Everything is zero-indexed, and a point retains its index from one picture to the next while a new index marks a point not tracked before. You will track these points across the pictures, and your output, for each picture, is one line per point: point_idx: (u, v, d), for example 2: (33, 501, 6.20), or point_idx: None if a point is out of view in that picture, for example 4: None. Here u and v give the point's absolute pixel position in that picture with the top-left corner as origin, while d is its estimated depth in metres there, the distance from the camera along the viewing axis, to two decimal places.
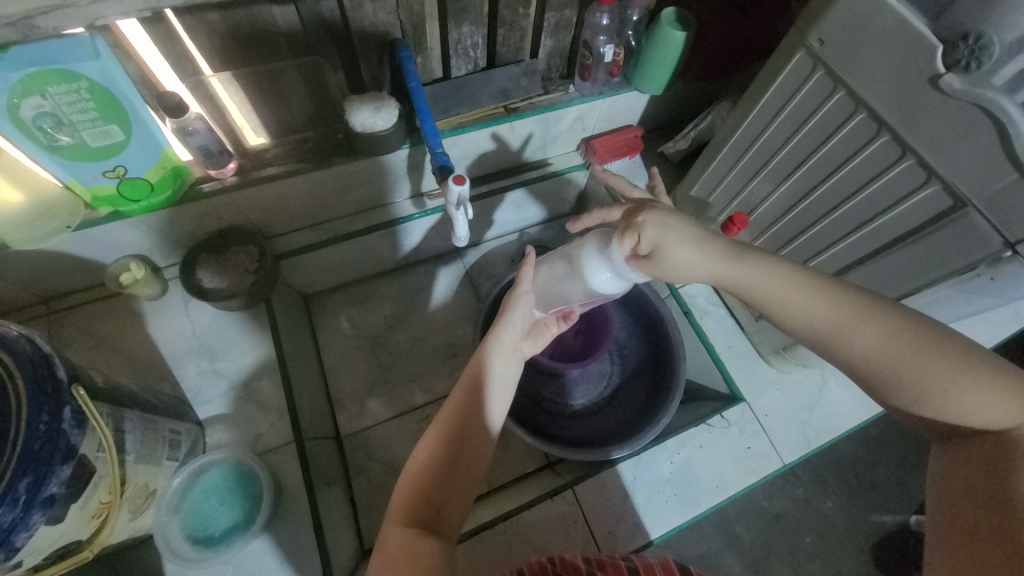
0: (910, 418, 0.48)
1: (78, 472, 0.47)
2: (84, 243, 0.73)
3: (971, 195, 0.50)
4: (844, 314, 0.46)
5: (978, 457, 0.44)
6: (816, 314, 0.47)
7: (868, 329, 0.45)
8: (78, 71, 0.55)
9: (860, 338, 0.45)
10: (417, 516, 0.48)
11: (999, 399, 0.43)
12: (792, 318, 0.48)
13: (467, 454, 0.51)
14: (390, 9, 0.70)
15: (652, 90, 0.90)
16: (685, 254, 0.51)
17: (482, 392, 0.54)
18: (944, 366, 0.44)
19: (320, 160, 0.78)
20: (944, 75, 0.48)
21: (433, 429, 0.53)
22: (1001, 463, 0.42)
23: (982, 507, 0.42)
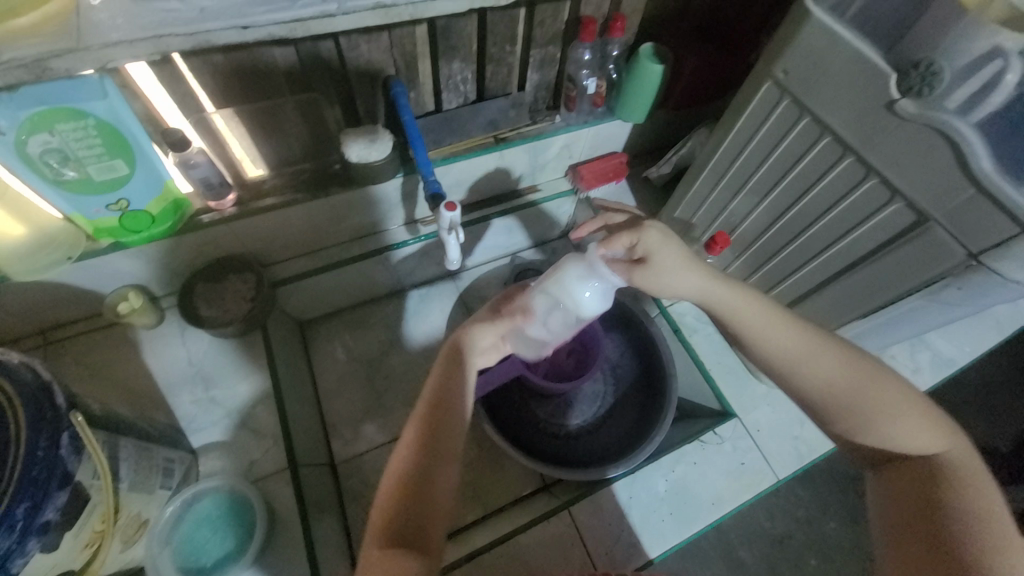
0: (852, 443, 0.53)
1: (73, 500, 0.47)
2: (84, 274, 0.74)
3: (931, 210, 0.53)
4: (807, 345, 0.53)
5: (912, 476, 0.49)
6: (786, 343, 0.53)
7: (831, 358, 0.52)
8: (85, 109, 0.58)
9: (822, 367, 0.52)
10: (397, 534, 0.47)
11: (926, 429, 0.50)
12: (762, 348, 0.54)
13: (440, 465, 0.52)
14: (384, 49, 0.74)
15: (635, 118, 0.94)
16: (677, 267, 0.58)
17: (450, 404, 0.55)
18: (886, 396, 0.50)
19: (317, 189, 0.81)
20: (899, 101, 0.52)
21: (404, 447, 0.53)
22: (934, 482, 0.47)
23: (921, 518, 0.46)
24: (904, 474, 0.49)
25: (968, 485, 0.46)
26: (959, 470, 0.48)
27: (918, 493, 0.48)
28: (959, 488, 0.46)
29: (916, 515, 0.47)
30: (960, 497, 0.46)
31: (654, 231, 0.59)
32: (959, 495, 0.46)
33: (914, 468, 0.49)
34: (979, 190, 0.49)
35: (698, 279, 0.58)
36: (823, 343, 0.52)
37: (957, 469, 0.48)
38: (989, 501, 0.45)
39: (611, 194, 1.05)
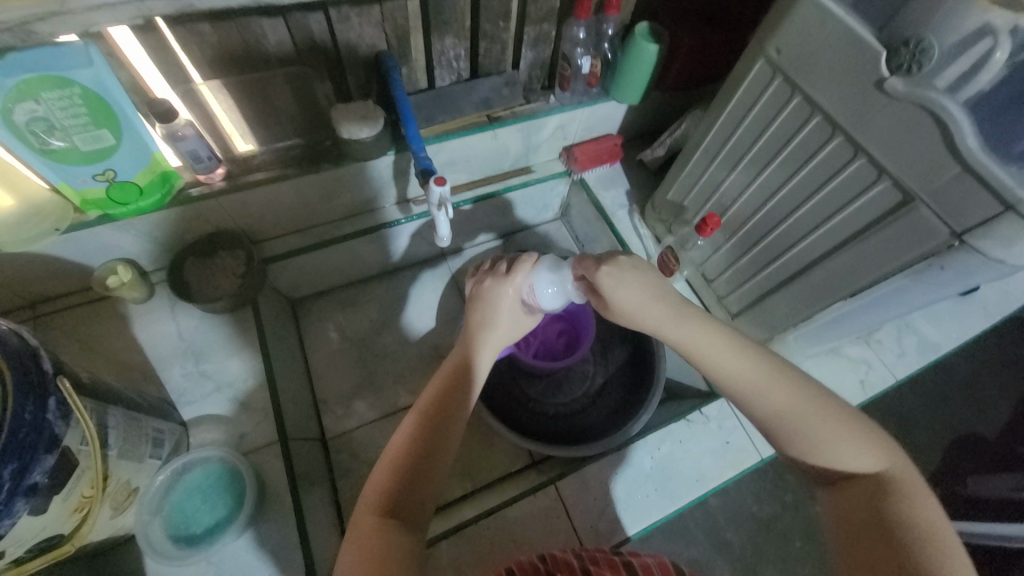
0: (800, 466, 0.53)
1: (62, 463, 0.48)
2: (73, 247, 0.74)
3: (918, 189, 0.53)
4: (758, 371, 0.54)
5: (859, 495, 0.49)
6: (734, 366, 0.54)
7: (778, 382, 0.53)
8: (71, 77, 0.57)
9: (768, 390, 0.53)
10: (391, 506, 0.49)
11: (868, 449, 0.50)
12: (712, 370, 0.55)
13: (444, 443, 0.54)
14: (376, 22, 0.73)
15: (630, 100, 0.94)
16: (636, 293, 0.59)
17: (465, 379, 0.59)
18: (829, 419, 0.51)
19: (308, 165, 0.80)
20: (889, 78, 0.52)
21: (412, 415, 0.56)
22: (880, 500, 0.47)
23: (880, 537, 0.45)
24: (853, 492, 0.49)
25: (913, 499, 0.46)
26: (902, 487, 0.48)
27: (870, 513, 0.47)
28: (904, 501, 0.46)
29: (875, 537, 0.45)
30: (912, 513, 0.45)
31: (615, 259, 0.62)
32: (906, 512, 0.45)
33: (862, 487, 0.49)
34: (964, 168, 0.49)
35: (659, 302, 0.59)
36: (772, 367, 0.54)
37: (900, 486, 0.48)
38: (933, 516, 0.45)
39: (605, 177, 1.05)
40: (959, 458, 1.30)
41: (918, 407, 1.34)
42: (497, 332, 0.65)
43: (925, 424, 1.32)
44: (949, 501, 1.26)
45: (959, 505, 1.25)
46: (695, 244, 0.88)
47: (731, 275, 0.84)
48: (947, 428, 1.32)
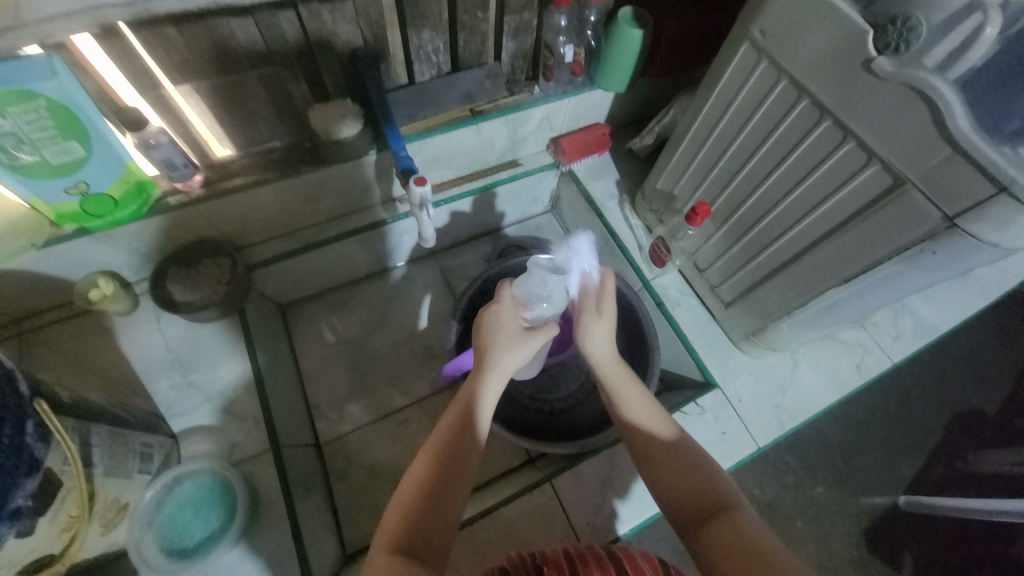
0: (666, 503, 0.55)
1: (45, 485, 0.47)
2: (52, 262, 0.73)
3: (909, 172, 0.52)
4: (655, 421, 0.61)
5: (722, 530, 0.50)
6: (641, 413, 0.62)
7: (671, 434, 0.60)
8: (34, 89, 0.55)
9: (662, 438, 0.59)
10: (405, 543, 0.49)
11: (728, 491, 0.54)
12: (625, 412, 0.62)
13: (458, 481, 0.53)
14: (350, 18, 0.70)
15: (617, 87, 0.92)
16: (601, 336, 0.67)
17: (472, 409, 0.57)
18: (698, 462, 0.57)
19: (287, 168, 0.79)
20: (877, 58, 0.50)
21: (423, 454, 0.55)
22: (738, 530, 0.49)
23: (744, 562, 0.46)
24: (716, 527, 0.50)
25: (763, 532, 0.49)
26: (750, 519, 0.50)
27: (734, 540, 0.48)
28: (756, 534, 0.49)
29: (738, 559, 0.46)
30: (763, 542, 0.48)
31: (615, 288, 0.69)
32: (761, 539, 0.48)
33: (723, 521, 0.50)
34: (956, 149, 0.47)
35: (612, 355, 0.67)
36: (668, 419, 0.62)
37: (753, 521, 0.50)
38: (770, 540, 0.48)
39: (594, 167, 1.04)
40: (962, 434, 1.29)
41: (916, 385, 1.33)
42: (507, 358, 0.61)
43: (922, 402, 1.32)
44: (953, 479, 1.24)
45: (962, 481, 1.24)
46: (686, 234, 0.87)
47: (723, 264, 0.83)
48: (946, 404, 1.32)
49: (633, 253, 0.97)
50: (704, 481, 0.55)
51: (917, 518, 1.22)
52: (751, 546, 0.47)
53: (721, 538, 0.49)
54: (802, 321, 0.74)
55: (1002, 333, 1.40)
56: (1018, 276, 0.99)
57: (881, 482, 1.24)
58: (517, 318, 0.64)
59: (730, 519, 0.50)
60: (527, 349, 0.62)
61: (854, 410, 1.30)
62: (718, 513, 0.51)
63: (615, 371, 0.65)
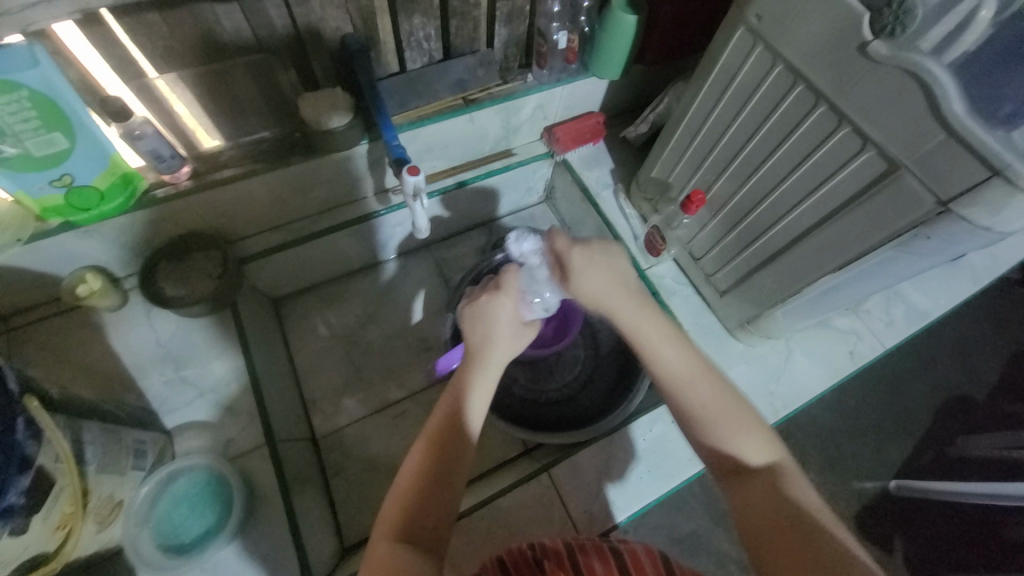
0: (703, 451, 0.56)
1: (38, 483, 0.47)
2: (38, 258, 0.72)
3: (903, 157, 0.52)
4: (691, 367, 0.56)
5: (760, 487, 0.51)
6: (671, 360, 0.57)
7: (708, 382, 0.56)
8: (17, 80, 0.54)
9: (696, 387, 0.55)
10: (407, 531, 0.49)
11: (765, 443, 0.54)
12: (654, 357, 0.57)
13: (457, 466, 0.53)
14: (338, 4, 0.69)
15: (610, 75, 0.91)
16: (596, 280, 0.60)
17: (466, 395, 0.57)
18: (738, 415, 0.55)
19: (277, 159, 0.77)
20: (873, 42, 0.50)
21: (419, 443, 0.55)
22: (774, 488, 0.50)
23: (780, 521, 0.47)
24: (756, 485, 0.51)
25: (799, 487, 0.50)
26: (788, 474, 0.51)
27: (770, 498, 0.49)
28: (793, 490, 0.50)
29: (774, 514, 0.48)
30: (801, 500, 0.49)
31: (568, 242, 0.63)
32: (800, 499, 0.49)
33: (762, 478, 0.51)
34: (949, 134, 0.47)
35: (622, 294, 0.60)
36: (703, 365, 0.57)
37: (789, 475, 0.51)
38: (807, 499, 0.49)
39: (588, 157, 1.03)
40: (953, 418, 1.31)
41: (908, 371, 1.35)
42: (500, 343, 0.60)
43: (914, 387, 1.34)
44: (944, 462, 1.27)
45: (953, 465, 1.27)
46: (681, 222, 0.87)
47: (718, 252, 0.83)
48: (938, 390, 1.34)
49: (629, 243, 0.96)
50: (745, 434, 0.54)
51: (907, 501, 1.24)
52: (787, 502, 0.48)
53: (752, 497, 0.50)
54: (797, 307, 0.74)
55: (993, 319, 1.42)
56: (1009, 262, 1.00)
57: (873, 467, 1.27)
58: (511, 310, 0.63)
59: (767, 476, 0.51)
60: (521, 341, 0.63)
61: (846, 396, 1.31)
62: (756, 470, 0.52)
63: (637, 315, 0.59)
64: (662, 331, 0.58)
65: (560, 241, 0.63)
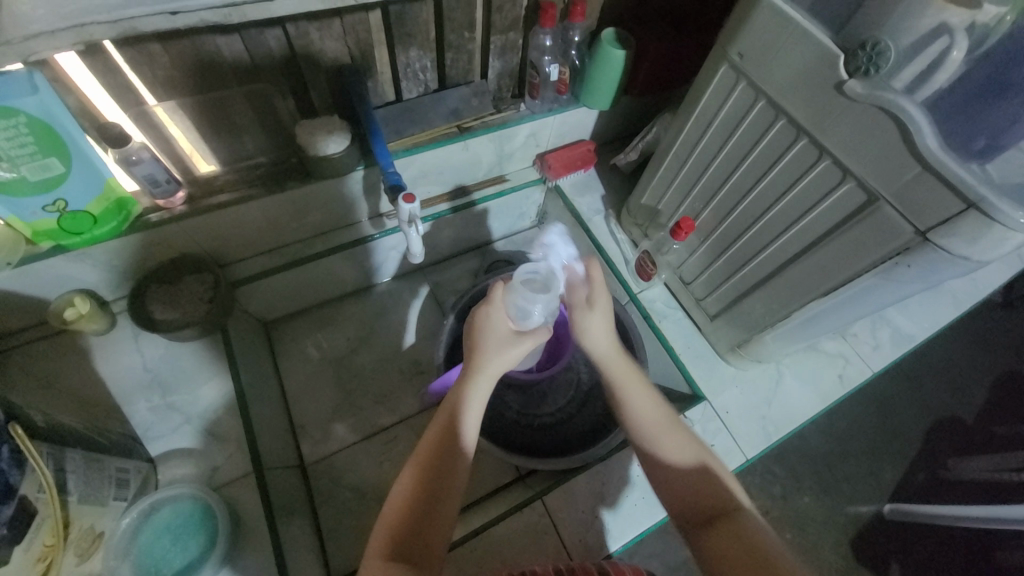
0: (672, 503, 0.57)
1: (17, 515, 0.46)
2: (26, 282, 0.71)
3: (882, 189, 0.53)
4: (662, 420, 0.60)
5: (731, 532, 0.51)
6: (645, 410, 0.61)
7: (678, 434, 0.60)
8: (15, 106, 0.54)
9: (668, 438, 0.59)
10: (399, 550, 0.48)
11: (733, 490, 0.56)
12: (629, 408, 0.61)
13: (451, 486, 0.53)
14: (337, 37, 0.71)
15: (600, 105, 0.94)
16: (601, 327, 0.65)
17: (462, 412, 0.56)
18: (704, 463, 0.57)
19: (272, 184, 0.78)
20: (848, 81, 0.52)
21: (413, 459, 0.54)
22: (742, 535, 0.51)
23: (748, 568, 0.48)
24: (724, 531, 0.52)
25: (767, 533, 0.51)
26: (755, 521, 0.52)
27: (739, 545, 0.50)
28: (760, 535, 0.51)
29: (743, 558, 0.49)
30: (768, 545, 0.50)
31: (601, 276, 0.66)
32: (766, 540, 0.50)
33: (731, 524, 0.52)
34: (924, 167, 0.49)
35: (611, 345, 0.65)
36: (674, 417, 0.61)
37: (756, 521, 0.53)
38: (775, 543, 0.50)
39: (580, 182, 1.05)
40: (943, 441, 1.32)
41: (896, 393, 1.37)
42: (496, 357, 0.59)
43: (904, 409, 1.35)
44: (935, 485, 1.27)
45: (945, 488, 1.27)
46: (671, 247, 0.89)
47: (708, 277, 0.84)
48: (927, 412, 1.35)
49: (620, 267, 0.98)
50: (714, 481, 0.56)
51: (901, 526, 1.23)
52: (755, 549, 0.49)
53: (722, 545, 0.51)
54: (786, 332, 0.75)
55: (976, 341, 1.45)
56: (989, 286, 1.03)
57: (867, 490, 1.26)
58: (506, 321, 0.61)
59: (735, 524, 0.52)
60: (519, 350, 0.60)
61: (837, 418, 1.32)
62: (724, 517, 0.53)
63: (618, 368, 0.64)
64: (638, 385, 0.63)
65: (597, 272, 0.65)
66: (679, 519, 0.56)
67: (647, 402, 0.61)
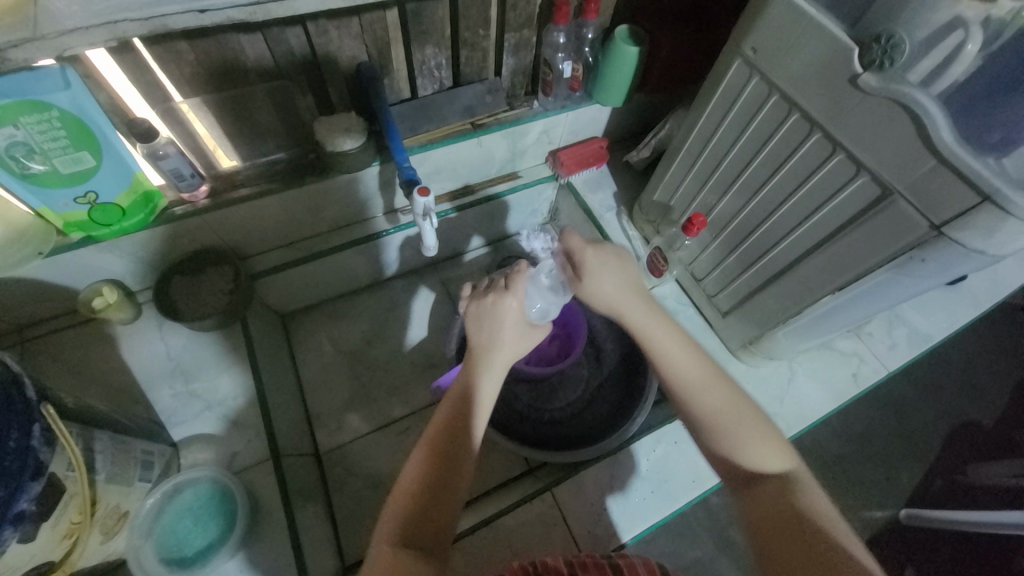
0: (714, 460, 0.57)
1: (49, 489, 0.48)
2: (59, 271, 0.74)
3: (896, 182, 0.53)
4: (704, 368, 0.58)
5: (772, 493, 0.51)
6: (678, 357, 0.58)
7: (719, 386, 0.57)
8: (48, 101, 0.57)
9: (706, 391, 0.57)
10: (408, 535, 0.49)
11: (775, 448, 0.54)
12: (665, 358, 0.59)
13: (458, 469, 0.54)
14: (356, 35, 0.73)
15: (614, 102, 0.94)
16: (613, 278, 0.62)
17: (471, 403, 0.58)
18: (747, 417, 0.56)
19: (291, 179, 0.80)
20: (862, 75, 0.52)
21: (421, 449, 0.55)
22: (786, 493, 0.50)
23: (787, 527, 0.47)
24: (764, 492, 0.51)
25: (812, 494, 0.50)
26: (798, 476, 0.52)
27: (780, 505, 0.49)
28: (802, 496, 0.50)
29: (784, 520, 0.48)
30: (809, 504, 0.49)
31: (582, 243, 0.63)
32: (808, 498, 0.50)
33: (774, 483, 0.51)
34: (939, 161, 0.49)
35: (635, 292, 0.62)
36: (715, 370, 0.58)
37: (801, 482, 0.52)
38: (818, 504, 0.49)
39: (592, 180, 1.06)
40: (962, 445, 1.30)
41: (914, 395, 1.34)
42: (507, 347, 0.62)
43: (921, 412, 1.33)
44: (951, 491, 1.26)
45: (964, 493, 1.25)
46: (683, 243, 0.89)
47: (720, 273, 0.84)
48: (946, 416, 1.33)
49: (631, 263, 0.98)
50: (761, 435, 0.55)
51: (917, 530, 1.21)
52: (802, 512, 0.48)
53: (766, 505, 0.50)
54: (798, 329, 0.75)
55: (996, 343, 1.42)
56: (1009, 286, 1.01)
57: (881, 494, 1.25)
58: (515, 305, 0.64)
59: (782, 486, 0.51)
60: (526, 343, 0.64)
61: (852, 420, 1.30)
62: (765, 477, 0.52)
63: (642, 311, 0.61)
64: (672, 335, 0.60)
65: (576, 241, 0.64)
66: (721, 472, 0.56)
67: (686, 351, 0.59)
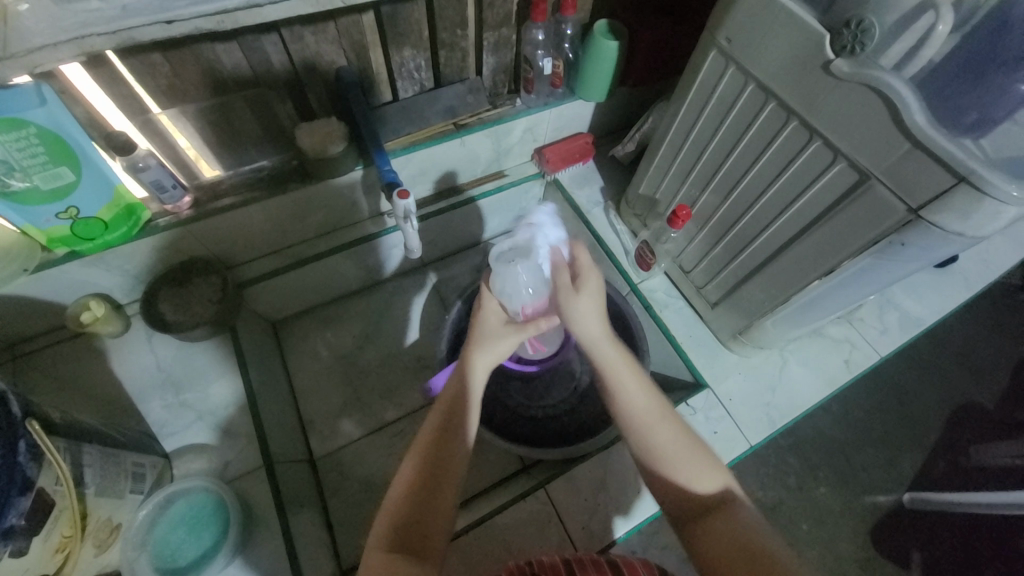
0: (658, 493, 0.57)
1: (38, 505, 0.48)
2: (45, 287, 0.74)
3: (871, 168, 0.53)
4: (651, 403, 0.60)
5: (722, 526, 0.51)
6: (636, 396, 0.60)
7: (669, 421, 0.59)
8: (25, 118, 0.57)
9: (656, 426, 0.58)
10: (400, 537, 0.50)
11: (717, 473, 0.56)
12: (616, 390, 0.61)
13: (451, 471, 0.54)
14: (333, 40, 0.73)
15: (596, 97, 0.94)
16: (587, 314, 0.64)
17: (461, 406, 0.58)
18: (691, 449, 0.57)
19: (275, 186, 0.80)
20: (834, 61, 0.52)
21: (413, 453, 0.56)
22: (734, 527, 0.51)
23: (741, 556, 0.48)
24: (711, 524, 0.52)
25: (756, 524, 0.51)
26: (747, 515, 0.52)
27: (728, 536, 0.50)
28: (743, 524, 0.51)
29: (735, 555, 0.48)
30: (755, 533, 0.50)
31: (587, 262, 0.67)
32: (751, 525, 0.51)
33: (721, 514, 0.52)
34: (914, 144, 0.49)
35: (600, 324, 0.64)
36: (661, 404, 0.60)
37: (742, 508, 0.53)
38: (766, 532, 0.50)
39: (579, 175, 1.05)
40: (962, 428, 1.29)
41: (912, 379, 1.34)
42: (490, 345, 0.63)
43: (920, 396, 1.33)
44: (957, 472, 1.24)
45: (965, 476, 1.24)
46: (669, 236, 0.89)
47: (707, 265, 0.84)
48: (946, 400, 1.32)
49: (620, 258, 0.98)
50: (707, 469, 0.56)
51: (920, 514, 1.21)
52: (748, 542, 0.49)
53: (712, 540, 0.50)
54: (785, 318, 0.75)
55: (994, 324, 1.42)
56: (1001, 266, 1.01)
57: (882, 479, 1.25)
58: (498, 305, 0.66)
59: (726, 516, 0.52)
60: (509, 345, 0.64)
61: (850, 406, 1.30)
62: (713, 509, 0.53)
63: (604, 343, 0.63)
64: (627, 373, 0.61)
65: (583, 258, 0.67)
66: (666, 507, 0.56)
67: (635, 382, 0.61)
